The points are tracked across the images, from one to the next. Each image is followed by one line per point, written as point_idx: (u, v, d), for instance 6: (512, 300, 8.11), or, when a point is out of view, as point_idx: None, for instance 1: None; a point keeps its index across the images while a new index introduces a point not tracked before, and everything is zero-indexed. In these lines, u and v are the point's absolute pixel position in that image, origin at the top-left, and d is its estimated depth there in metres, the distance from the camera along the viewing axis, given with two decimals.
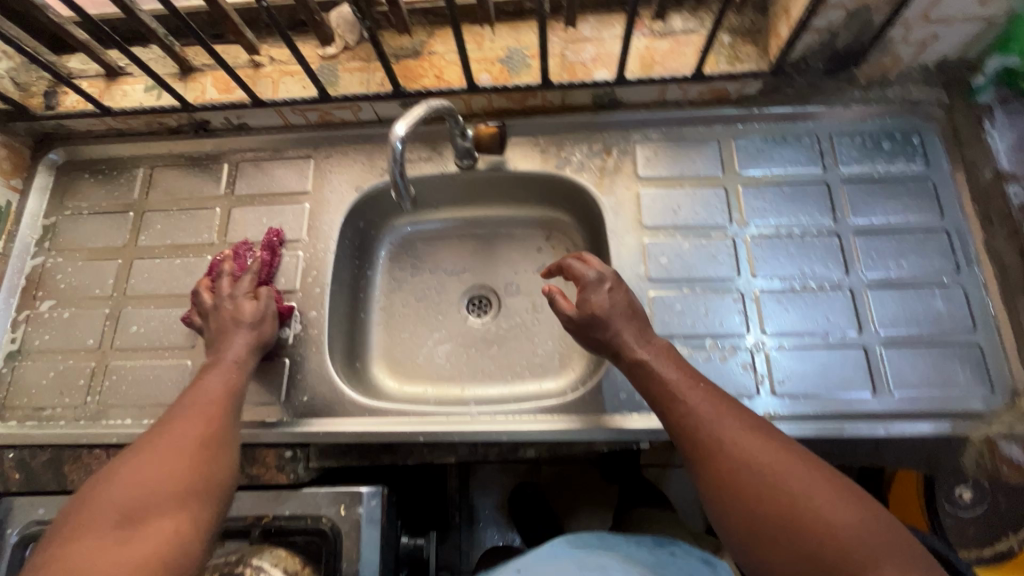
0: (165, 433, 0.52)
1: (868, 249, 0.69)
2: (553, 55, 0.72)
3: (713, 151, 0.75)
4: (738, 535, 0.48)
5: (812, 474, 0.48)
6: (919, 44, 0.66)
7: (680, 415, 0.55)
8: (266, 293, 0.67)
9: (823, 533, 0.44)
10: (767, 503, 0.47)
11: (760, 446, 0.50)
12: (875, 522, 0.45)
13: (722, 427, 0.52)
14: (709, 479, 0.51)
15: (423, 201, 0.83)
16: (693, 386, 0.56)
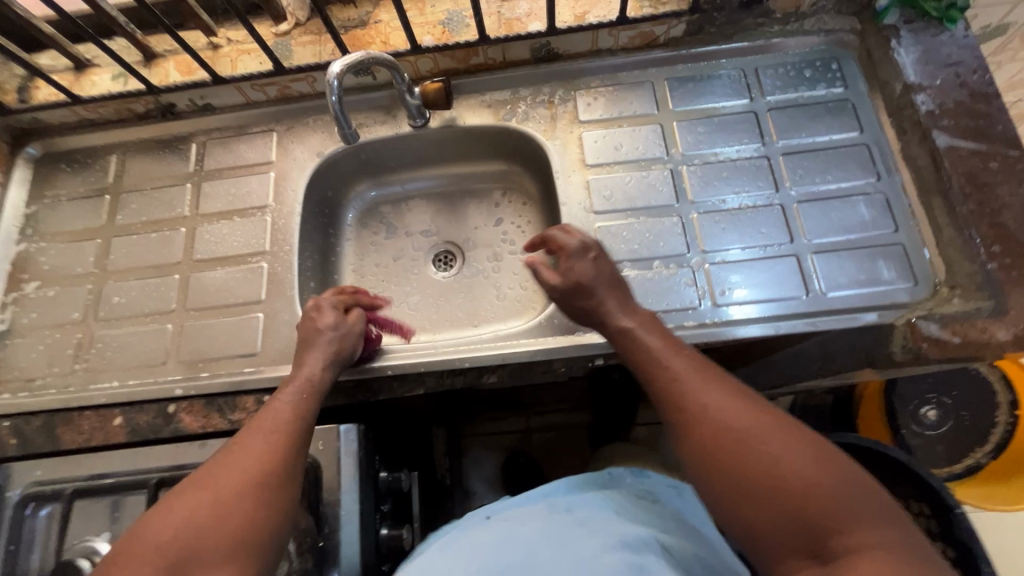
0: (220, 464, 0.51)
1: (796, 168, 0.74)
2: (490, 14, 0.78)
3: (648, 93, 0.80)
4: (718, 497, 0.48)
5: (793, 435, 0.48)
6: None
7: (662, 380, 0.55)
8: (355, 316, 0.67)
9: (805, 494, 0.45)
10: (749, 465, 0.47)
11: (741, 408, 0.51)
12: (856, 485, 0.45)
13: (704, 392, 0.52)
14: (692, 445, 0.51)
15: (385, 166, 0.88)
16: (676, 354, 0.57)
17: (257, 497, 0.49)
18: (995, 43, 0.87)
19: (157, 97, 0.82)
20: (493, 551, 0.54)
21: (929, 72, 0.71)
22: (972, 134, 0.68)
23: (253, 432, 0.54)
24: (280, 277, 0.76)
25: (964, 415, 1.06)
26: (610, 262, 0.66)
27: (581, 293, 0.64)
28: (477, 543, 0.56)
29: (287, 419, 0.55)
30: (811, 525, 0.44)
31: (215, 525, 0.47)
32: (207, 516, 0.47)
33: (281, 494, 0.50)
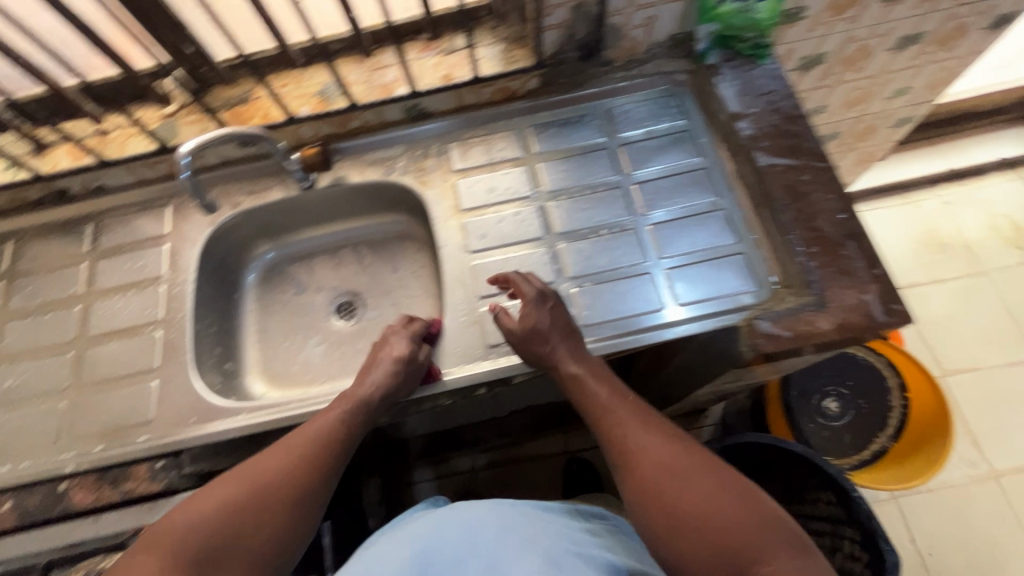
0: (272, 455, 0.61)
1: (649, 194, 0.83)
2: (361, 83, 0.85)
3: (515, 140, 0.88)
4: (654, 531, 0.57)
5: (717, 477, 0.57)
6: (644, 25, 0.81)
7: (610, 426, 0.64)
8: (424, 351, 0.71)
9: (725, 529, 0.53)
10: (680, 505, 0.55)
11: (676, 453, 0.60)
12: (768, 521, 0.54)
13: (646, 437, 0.62)
14: (633, 481, 0.60)
15: (281, 229, 0.93)
16: (621, 401, 0.66)
17: (294, 496, 0.59)
18: (818, 70, 1.00)
19: (49, 184, 0.86)
20: (427, 540, 0.57)
21: (748, 101, 0.81)
22: (788, 152, 0.77)
23: (304, 438, 0.63)
24: (175, 345, 0.78)
25: (862, 403, 1.14)
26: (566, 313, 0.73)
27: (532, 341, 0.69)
28: (413, 539, 0.57)
29: (337, 434, 0.64)
30: (729, 556, 0.52)
31: (253, 504, 0.57)
32: (248, 494, 0.57)
33: (314, 498, 0.60)
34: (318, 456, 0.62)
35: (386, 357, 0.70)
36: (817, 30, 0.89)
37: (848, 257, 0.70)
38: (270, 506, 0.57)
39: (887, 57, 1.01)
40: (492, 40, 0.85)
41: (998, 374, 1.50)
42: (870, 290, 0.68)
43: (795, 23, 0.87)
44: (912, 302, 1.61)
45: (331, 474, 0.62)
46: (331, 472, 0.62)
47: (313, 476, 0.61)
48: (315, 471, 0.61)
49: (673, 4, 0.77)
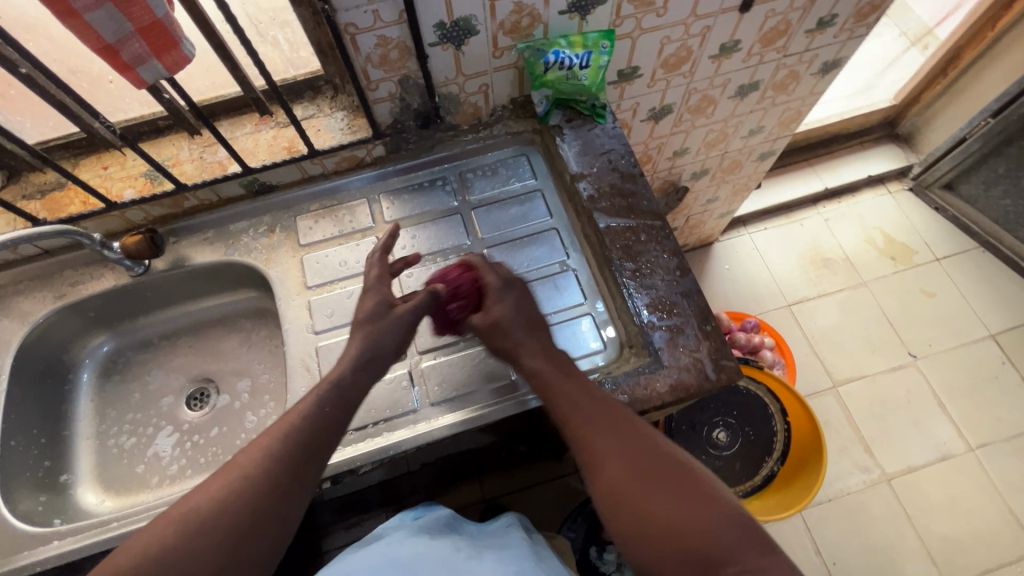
0: (241, 467, 0.54)
1: (498, 257, 0.82)
2: (191, 160, 0.80)
3: (365, 208, 0.86)
4: (621, 531, 0.53)
5: (686, 478, 0.54)
6: (480, 92, 0.82)
7: (578, 421, 0.60)
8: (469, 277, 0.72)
9: (693, 534, 0.49)
10: (648, 504, 0.52)
11: (646, 450, 0.56)
12: (737, 523, 0.50)
13: (613, 434, 0.58)
14: (600, 483, 0.56)
15: (120, 316, 0.86)
16: (588, 395, 0.62)
17: (285, 480, 0.54)
18: (669, 119, 1.04)
19: None
20: None
21: (587, 161, 0.82)
22: (624, 212, 0.78)
23: (291, 418, 0.58)
24: None
25: (748, 431, 1.16)
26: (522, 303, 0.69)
27: (499, 336, 0.68)
28: None
29: (303, 436, 0.57)
30: (697, 560, 0.48)
31: (257, 477, 0.53)
32: (214, 508, 0.51)
33: (285, 507, 0.54)
34: (291, 452, 0.56)
35: (366, 319, 0.66)
36: (656, 85, 0.93)
37: (681, 317, 0.72)
38: (233, 523, 0.51)
39: (732, 103, 1.06)
40: (332, 110, 0.83)
41: (882, 380, 1.60)
42: (702, 349, 0.70)
43: (632, 81, 0.89)
44: (803, 317, 1.69)
45: (329, 444, 0.58)
46: (306, 474, 0.56)
47: (288, 482, 0.54)
48: (284, 475, 0.54)
49: (503, 71, 0.79)
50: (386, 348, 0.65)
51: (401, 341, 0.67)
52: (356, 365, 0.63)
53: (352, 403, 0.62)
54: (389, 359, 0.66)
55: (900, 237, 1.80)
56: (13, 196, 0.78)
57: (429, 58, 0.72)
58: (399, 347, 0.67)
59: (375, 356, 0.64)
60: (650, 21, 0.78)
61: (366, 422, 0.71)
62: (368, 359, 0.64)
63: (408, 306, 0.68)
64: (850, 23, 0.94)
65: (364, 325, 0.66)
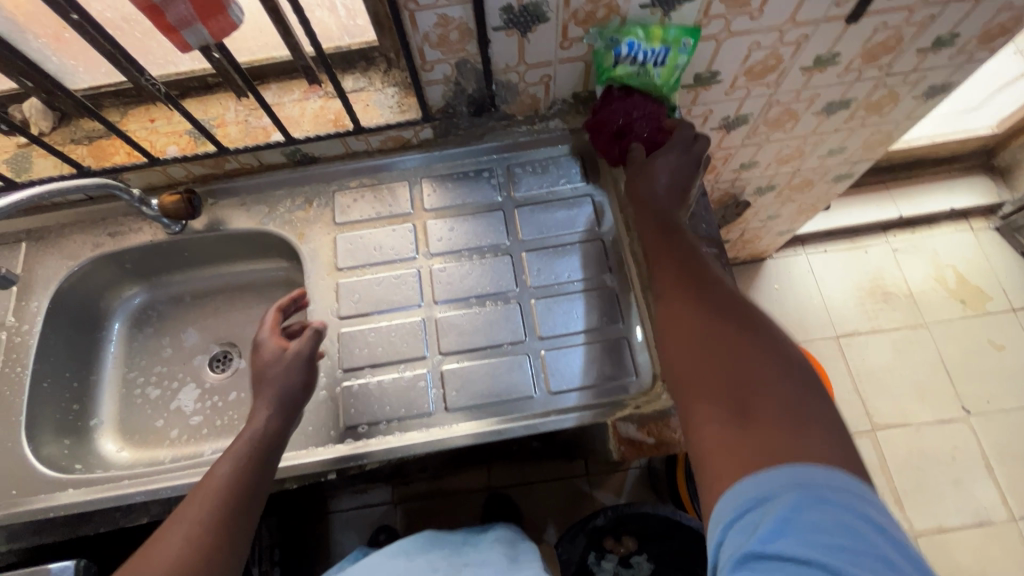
0: (147, 557, 0.48)
1: (535, 262, 0.77)
2: (236, 123, 0.78)
3: (406, 192, 0.82)
4: (673, 358, 0.52)
5: (762, 331, 0.49)
6: (541, 83, 0.75)
7: (666, 265, 0.59)
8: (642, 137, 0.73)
9: (746, 373, 0.46)
10: (710, 336, 0.50)
11: (731, 301, 0.53)
12: (801, 383, 0.45)
13: (696, 280, 0.56)
14: (666, 319, 0.55)
15: (154, 270, 0.87)
16: (683, 248, 0.60)
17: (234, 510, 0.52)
18: (742, 130, 0.95)
19: None
20: None
21: None
22: None
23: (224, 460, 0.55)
24: (8, 404, 0.72)
25: None
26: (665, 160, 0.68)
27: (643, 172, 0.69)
28: None
29: (223, 505, 0.52)
30: (742, 393, 0.45)
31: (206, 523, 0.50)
32: None
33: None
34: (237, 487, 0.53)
35: (269, 370, 0.63)
36: (735, 93, 0.84)
37: None
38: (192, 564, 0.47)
39: (815, 120, 0.96)
40: (384, 85, 0.79)
41: (926, 432, 1.49)
42: None
43: (709, 87, 0.81)
44: (851, 352, 1.59)
45: (270, 470, 0.57)
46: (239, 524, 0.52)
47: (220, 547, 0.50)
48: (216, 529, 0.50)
49: (569, 65, 0.72)
50: (292, 385, 0.63)
51: (306, 376, 0.65)
52: (273, 409, 0.60)
53: (276, 450, 0.59)
54: (302, 397, 0.64)
55: (974, 279, 1.64)
56: (64, 143, 0.78)
57: (491, 44, 0.66)
58: (305, 385, 0.65)
59: (289, 397, 0.62)
60: (741, 25, 0.70)
61: (379, 419, 0.69)
62: (285, 399, 0.62)
63: (300, 345, 0.65)
64: (971, 45, 0.82)
65: (259, 376, 0.63)
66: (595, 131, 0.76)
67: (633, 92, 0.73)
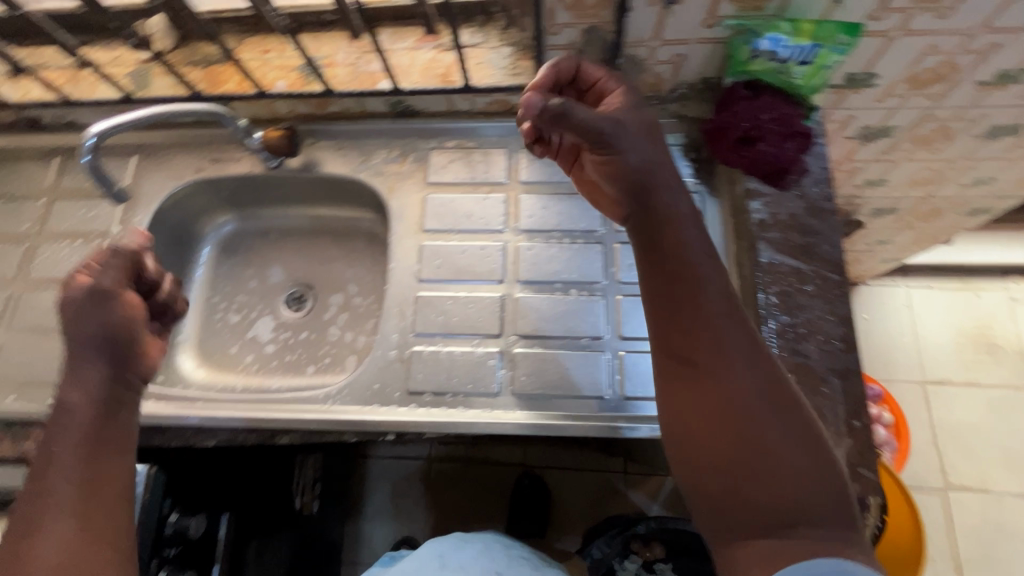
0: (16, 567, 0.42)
1: (628, 257, 0.72)
2: (345, 65, 0.76)
3: (502, 160, 0.78)
4: (695, 447, 0.47)
5: (796, 424, 0.45)
6: (670, 63, 0.68)
7: (695, 316, 0.49)
8: (763, 134, 0.66)
9: (782, 485, 0.43)
10: (741, 433, 0.45)
11: (764, 378, 0.47)
12: (833, 490, 0.44)
13: (730, 345, 0.48)
14: (688, 388, 0.48)
15: (247, 202, 0.88)
16: (714, 290, 0.50)
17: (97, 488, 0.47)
18: (882, 143, 0.84)
19: (21, 112, 0.83)
20: None
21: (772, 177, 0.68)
22: (797, 252, 0.65)
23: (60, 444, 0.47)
24: None
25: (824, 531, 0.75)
26: (675, 170, 0.57)
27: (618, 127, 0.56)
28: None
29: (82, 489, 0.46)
30: (773, 512, 0.43)
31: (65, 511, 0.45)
32: None
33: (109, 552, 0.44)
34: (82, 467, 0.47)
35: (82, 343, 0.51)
36: (887, 101, 0.73)
37: (826, 399, 0.59)
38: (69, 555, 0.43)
39: (971, 144, 0.83)
40: (498, 45, 0.75)
41: (1009, 504, 1.35)
42: (841, 447, 0.57)
43: (859, 91, 0.71)
44: (936, 401, 1.44)
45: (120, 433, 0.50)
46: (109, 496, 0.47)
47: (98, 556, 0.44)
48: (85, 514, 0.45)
49: (706, 47, 0.65)
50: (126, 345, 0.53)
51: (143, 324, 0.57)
52: (100, 363, 0.51)
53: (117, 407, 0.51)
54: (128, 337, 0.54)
55: None
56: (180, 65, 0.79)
57: (630, 12, 0.60)
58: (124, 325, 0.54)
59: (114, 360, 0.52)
60: (922, 24, 0.60)
61: (445, 390, 0.68)
62: (110, 353, 0.52)
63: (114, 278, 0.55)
64: None
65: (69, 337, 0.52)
66: (715, 136, 0.69)
67: (763, 90, 0.66)
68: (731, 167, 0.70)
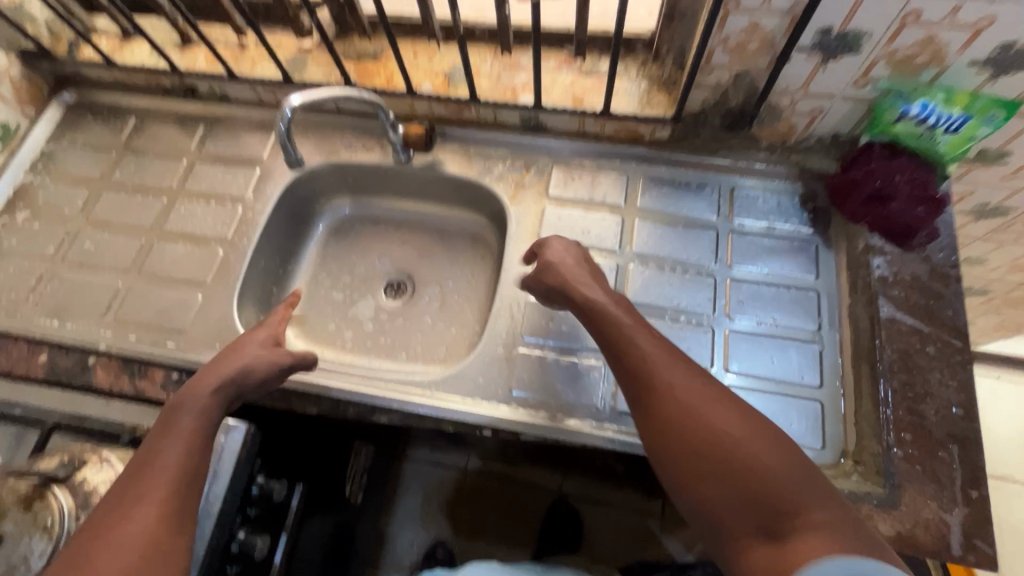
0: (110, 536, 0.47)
1: (739, 294, 0.73)
2: (489, 77, 0.81)
3: (620, 184, 0.82)
4: (677, 474, 0.49)
5: (746, 422, 0.49)
6: (807, 115, 0.71)
7: (638, 357, 0.56)
8: (898, 195, 0.67)
9: (758, 483, 0.45)
10: (709, 445, 0.48)
11: (710, 395, 0.52)
12: (807, 475, 0.46)
13: (672, 371, 0.54)
14: (654, 419, 0.52)
15: (364, 189, 0.93)
16: (641, 330, 0.58)
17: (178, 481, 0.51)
18: (995, 222, 0.84)
19: (181, 79, 0.90)
20: None
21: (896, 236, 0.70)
22: (918, 313, 0.65)
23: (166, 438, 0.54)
24: (229, 267, 0.80)
25: None
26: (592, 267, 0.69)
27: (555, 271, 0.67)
28: None
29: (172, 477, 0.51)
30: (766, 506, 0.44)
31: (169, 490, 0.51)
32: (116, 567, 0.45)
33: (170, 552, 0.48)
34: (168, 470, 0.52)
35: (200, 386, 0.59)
36: (1014, 181, 0.74)
37: (942, 462, 0.58)
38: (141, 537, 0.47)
39: None
40: (636, 77, 0.79)
41: None
42: (954, 513, 0.56)
43: (988, 166, 0.72)
44: (997, 496, 1.38)
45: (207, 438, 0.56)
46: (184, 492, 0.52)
47: None
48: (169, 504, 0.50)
49: (850, 104, 0.67)
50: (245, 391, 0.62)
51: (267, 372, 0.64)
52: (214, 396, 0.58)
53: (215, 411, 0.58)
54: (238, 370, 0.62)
55: None
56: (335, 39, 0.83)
57: (787, 63, 0.63)
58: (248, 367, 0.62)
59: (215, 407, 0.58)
60: None
61: (547, 396, 0.69)
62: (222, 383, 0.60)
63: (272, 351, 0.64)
64: None
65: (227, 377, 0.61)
66: (845, 192, 0.71)
67: (901, 151, 0.68)
68: (857, 222, 0.71)
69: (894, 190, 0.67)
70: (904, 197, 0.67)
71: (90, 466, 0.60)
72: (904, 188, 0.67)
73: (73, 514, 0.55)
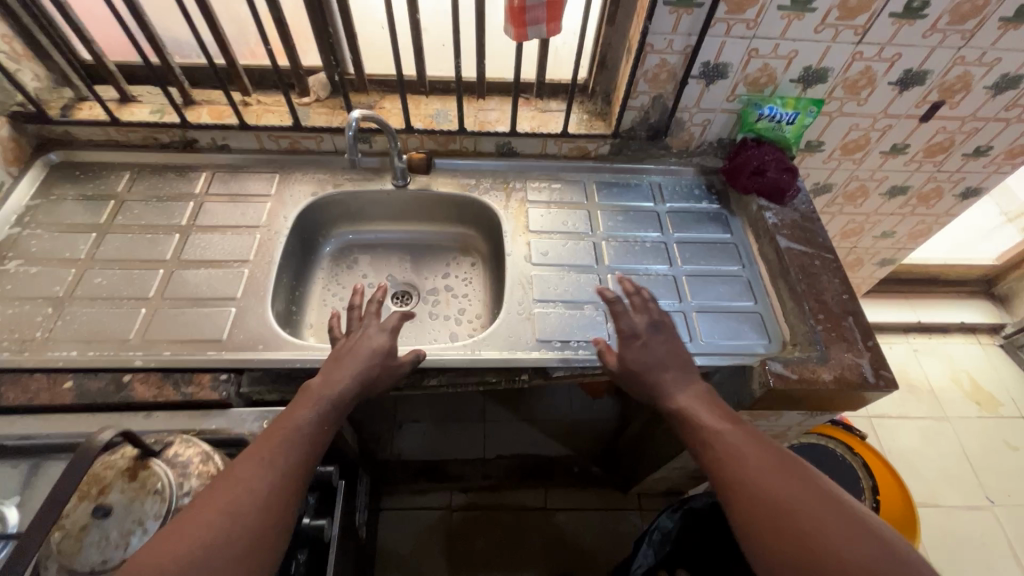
0: (233, 474, 0.57)
1: (684, 251, 0.98)
2: (469, 116, 1.03)
3: (580, 189, 1.06)
4: (757, 550, 0.57)
5: (828, 498, 0.57)
6: (701, 125, 1.02)
7: (723, 448, 0.65)
8: (769, 164, 0.99)
9: (831, 554, 0.53)
10: (786, 524, 0.56)
11: (789, 479, 0.60)
12: (882, 553, 0.52)
13: (755, 461, 0.62)
14: (738, 503, 0.60)
15: (363, 215, 1.06)
16: (726, 424, 0.68)
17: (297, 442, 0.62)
18: (825, 197, 1.22)
19: (184, 133, 0.99)
20: None
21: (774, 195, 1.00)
22: (802, 241, 0.94)
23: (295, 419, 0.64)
24: (255, 282, 0.87)
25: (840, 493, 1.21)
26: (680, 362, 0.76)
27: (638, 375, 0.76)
28: None
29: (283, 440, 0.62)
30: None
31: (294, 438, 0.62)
32: (232, 512, 0.53)
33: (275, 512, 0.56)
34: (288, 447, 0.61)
35: (295, 418, 0.64)
36: (830, 163, 1.12)
37: (847, 328, 0.84)
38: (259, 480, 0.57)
39: (880, 200, 1.23)
40: (579, 110, 1.06)
41: (957, 515, 1.58)
42: (864, 356, 0.81)
43: (813, 153, 1.09)
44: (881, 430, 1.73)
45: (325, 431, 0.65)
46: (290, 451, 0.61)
47: (229, 533, 0.52)
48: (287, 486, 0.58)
49: (725, 114, 1.00)
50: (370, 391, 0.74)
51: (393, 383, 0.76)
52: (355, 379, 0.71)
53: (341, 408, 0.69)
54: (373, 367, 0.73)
55: (987, 385, 1.83)
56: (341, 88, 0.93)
57: (686, 87, 0.94)
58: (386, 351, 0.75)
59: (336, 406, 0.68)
60: (850, 107, 0.98)
61: (567, 339, 0.84)
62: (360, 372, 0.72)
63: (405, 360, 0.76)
64: (1000, 159, 1.13)
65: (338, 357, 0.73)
66: (734, 172, 1.02)
67: (764, 143, 1.02)
68: (749, 193, 1.01)
69: (767, 163, 0.99)
70: (774, 165, 0.99)
71: (179, 441, 0.62)
72: (772, 160, 0.99)
73: (177, 482, 0.58)
